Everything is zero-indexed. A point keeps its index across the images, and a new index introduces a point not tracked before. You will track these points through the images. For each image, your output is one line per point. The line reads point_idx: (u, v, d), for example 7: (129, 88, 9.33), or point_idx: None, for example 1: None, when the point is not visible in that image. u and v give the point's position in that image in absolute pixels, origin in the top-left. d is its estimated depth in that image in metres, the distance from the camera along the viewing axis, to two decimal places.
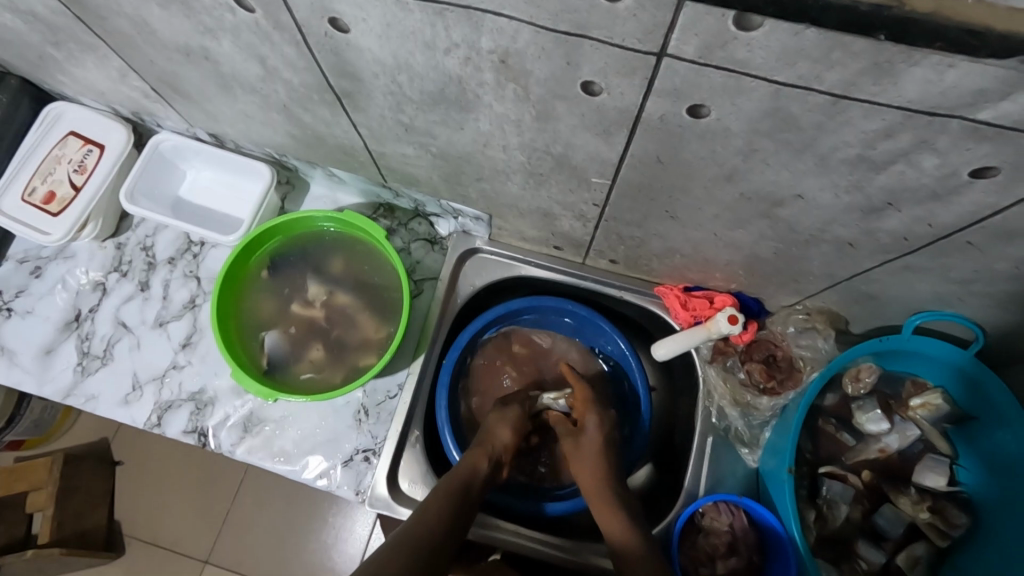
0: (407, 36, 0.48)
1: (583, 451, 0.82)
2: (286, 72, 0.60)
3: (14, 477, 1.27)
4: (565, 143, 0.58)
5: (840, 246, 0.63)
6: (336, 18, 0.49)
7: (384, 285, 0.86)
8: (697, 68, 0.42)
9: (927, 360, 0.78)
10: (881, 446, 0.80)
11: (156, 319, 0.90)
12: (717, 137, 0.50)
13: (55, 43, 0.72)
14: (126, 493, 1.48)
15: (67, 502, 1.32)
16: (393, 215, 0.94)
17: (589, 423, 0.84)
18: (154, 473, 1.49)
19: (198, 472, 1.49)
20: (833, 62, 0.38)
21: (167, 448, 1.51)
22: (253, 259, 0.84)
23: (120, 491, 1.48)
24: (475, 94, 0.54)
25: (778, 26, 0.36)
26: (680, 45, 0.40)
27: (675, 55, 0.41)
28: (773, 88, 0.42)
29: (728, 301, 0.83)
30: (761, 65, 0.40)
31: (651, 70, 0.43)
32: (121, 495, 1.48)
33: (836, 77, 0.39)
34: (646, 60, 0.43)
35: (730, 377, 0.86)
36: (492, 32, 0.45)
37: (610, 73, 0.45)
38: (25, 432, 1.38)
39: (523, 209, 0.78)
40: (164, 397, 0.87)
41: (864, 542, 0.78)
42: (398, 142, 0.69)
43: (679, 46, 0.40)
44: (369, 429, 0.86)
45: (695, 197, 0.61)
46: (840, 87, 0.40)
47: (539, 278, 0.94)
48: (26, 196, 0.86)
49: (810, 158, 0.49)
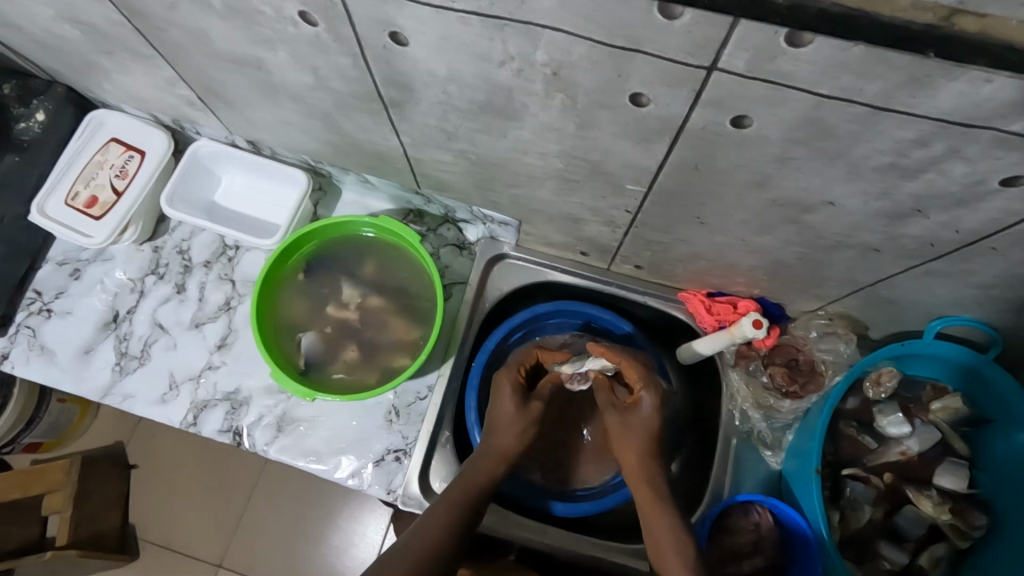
0: (464, 48, 0.51)
1: (631, 433, 0.79)
2: (336, 82, 0.63)
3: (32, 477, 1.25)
4: (604, 151, 0.60)
5: (867, 251, 0.66)
6: (396, 32, 0.51)
7: (416, 289, 0.89)
8: (744, 81, 0.45)
9: (947, 365, 0.80)
10: (901, 449, 0.82)
11: (191, 321, 0.93)
12: (755, 145, 0.52)
13: (108, 53, 0.75)
14: (140, 495, 1.50)
15: (82, 505, 1.31)
16: (423, 220, 0.96)
17: (643, 403, 0.80)
18: (167, 477, 1.51)
19: (212, 476, 1.51)
20: (875, 76, 0.40)
21: (181, 453, 1.52)
22: (290, 263, 0.87)
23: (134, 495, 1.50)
24: (521, 104, 0.56)
25: (826, 42, 0.39)
26: (731, 58, 0.43)
27: (724, 68, 0.44)
28: (816, 100, 0.44)
29: (751, 306, 0.86)
30: (806, 78, 0.43)
31: (699, 82, 0.46)
32: (137, 497, 1.50)
33: (876, 89, 0.42)
34: (696, 73, 0.45)
35: (753, 380, 0.88)
36: (547, 45, 0.47)
37: (658, 84, 0.48)
38: (42, 435, 1.39)
39: (553, 215, 0.81)
40: (199, 396, 0.89)
41: (885, 542, 0.80)
42: (438, 149, 0.72)
43: (730, 60, 0.43)
44: (399, 429, 0.88)
45: (726, 203, 0.64)
46: (880, 99, 0.42)
47: (564, 283, 0.96)
48: (69, 200, 0.89)
49: (845, 167, 0.51)
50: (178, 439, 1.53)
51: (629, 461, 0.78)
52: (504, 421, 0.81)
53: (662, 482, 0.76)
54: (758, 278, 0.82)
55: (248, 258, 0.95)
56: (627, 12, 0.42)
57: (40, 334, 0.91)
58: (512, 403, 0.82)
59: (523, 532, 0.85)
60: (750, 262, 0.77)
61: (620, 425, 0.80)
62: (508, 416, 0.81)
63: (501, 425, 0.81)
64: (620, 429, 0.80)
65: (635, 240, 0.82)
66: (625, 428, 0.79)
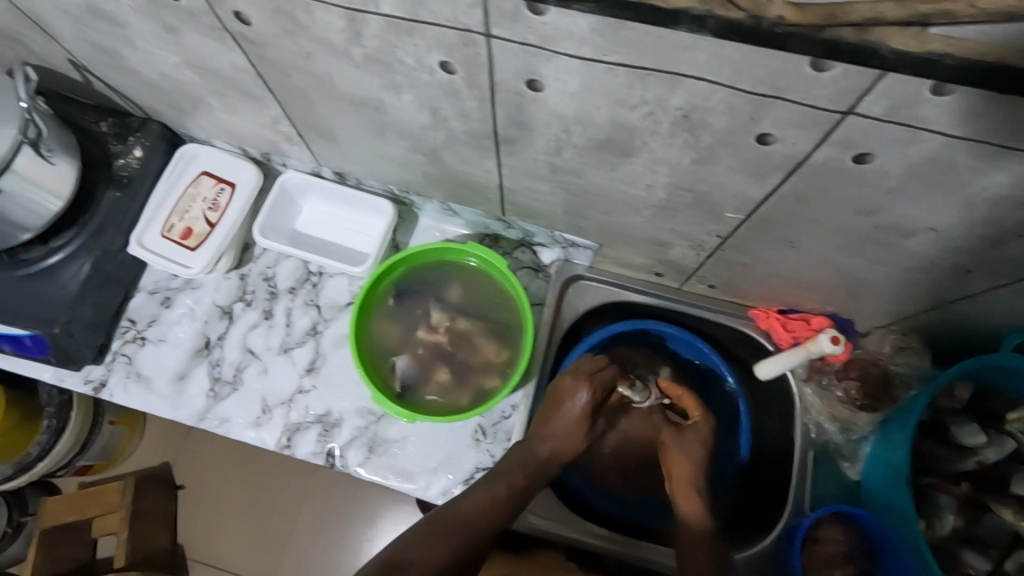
0: (601, 94, 0.54)
1: (682, 450, 0.83)
2: (455, 120, 0.67)
3: (85, 502, 1.28)
4: (713, 183, 0.64)
5: (957, 272, 0.69)
6: (536, 80, 0.55)
7: (501, 311, 0.92)
8: (877, 123, 0.48)
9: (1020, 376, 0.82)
10: (978, 459, 0.83)
11: (281, 345, 0.96)
12: (871, 179, 0.56)
13: (220, 94, 0.79)
14: (190, 514, 1.49)
15: (137, 526, 1.32)
16: (499, 244, 1.00)
17: (698, 425, 0.86)
18: (214, 496, 1.50)
19: (259, 494, 1.50)
20: (1011, 120, 0.44)
21: (227, 471, 1.51)
22: (382, 288, 0.91)
23: (181, 514, 1.49)
24: (642, 141, 0.60)
25: (969, 92, 0.43)
26: (869, 104, 0.47)
27: (861, 112, 0.48)
28: (946, 140, 0.48)
29: (826, 323, 0.88)
30: (940, 121, 0.46)
31: (831, 125, 0.50)
32: (183, 518, 1.49)
33: (1008, 132, 0.45)
34: (831, 117, 0.49)
35: (828, 395, 0.91)
36: (686, 92, 0.51)
37: (789, 126, 0.52)
38: (94, 457, 1.39)
39: (638, 240, 0.85)
40: (292, 419, 0.92)
41: (969, 550, 0.83)
42: (538, 180, 0.76)
43: (868, 105, 0.47)
44: (487, 448, 0.91)
45: (824, 229, 0.67)
46: (1010, 140, 0.46)
47: (638, 303, 0.99)
48: (164, 232, 0.92)
49: (956, 198, 0.55)
50: (225, 457, 1.52)
51: (677, 470, 0.81)
52: (569, 416, 0.81)
53: (705, 494, 0.79)
54: (835, 296, 0.85)
55: (331, 283, 0.99)
56: (779, 66, 0.45)
57: (135, 362, 0.94)
58: (585, 401, 0.81)
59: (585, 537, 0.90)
60: (831, 282, 0.81)
61: (672, 443, 0.84)
62: (576, 415, 0.81)
63: (560, 421, 0.81)
64: (675, 444, 0.84)
65: (716, 261, 0.85)
66: (677, 443, 0.84)
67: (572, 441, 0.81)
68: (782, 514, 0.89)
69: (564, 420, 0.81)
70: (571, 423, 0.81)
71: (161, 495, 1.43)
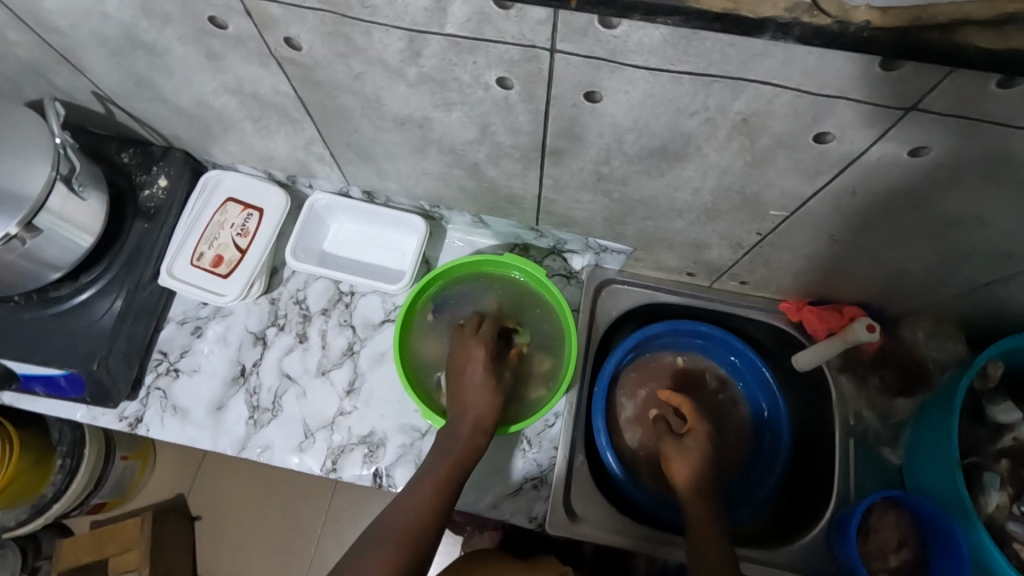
0: (663, 103, 0.55)
1: (684, 454, 0.85)
2: (503, 134, 0.67)
3: (106, 539, 1.24)
4: (762, 184, 0.65)
5: (996, 257, 0.71)
6: (596, 92, 0.56)
7: (538, 319, 0.92)
8: (939, 118, 0.50)
9: None
10: (1015, 434, 0.87)
11: (318, 368, 0.95)
12: (924, 172, 0.57)
13: (255, 119, 0.78)
14: (207, 547, 1.41)
15: (157, 561, 1.26)
16: (529, 253, 1.01)
17: (696, 431, 0.88)
18: (233, 522, 1.43)
19: (278, 516, 1.44)
20: None
21: (244, 493, 1.45)
22: (419, 305, 0.91)
23: (200, 545, 1.42)
24: (696, 147, 0.61)
25: None
26: (934, 101, 0.48)
27: (924, 108, 0.49)
28: (1005, 131, 0.50)
29: (859, 313, 0.90)
30: (1002, 113, 0.48)
31: (892, 121, 0.51)
32: (201, 550, 1.41)
33: None
34: (894, 114, 0.50)
35: (864, 384, 0.94)
36: (749, 97, 0.52)
37: (851, 124, 0.53)
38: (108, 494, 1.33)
39: (675, 243, 0.85)
40: (336, 442, 0.91)
41: (1017, 523, 0.83)
42: (580, 190, 0.76)
43: (932, 102, 0.48)
44: (533, 457, 0.91)
45: (868, 221, 0.68)
46: None
47: (671, 304, 1.00)
48: (195, 261, 0.91)
49: (1009, 187, 0.57)
50: (241, 480, 1.46)
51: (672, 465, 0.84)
52: (472, 387, 0.81)
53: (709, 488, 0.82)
54: (869, 286, 0.87)
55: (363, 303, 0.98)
56: (849, 67, 0.46)
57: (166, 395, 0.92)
58: (481, 373, 0.82)
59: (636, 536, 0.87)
60: (867, 273, 0.82)
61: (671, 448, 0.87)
62: (478, 382, 0.81)
63: (470, 390, 0.81)
64: (676, 453, 0.85)
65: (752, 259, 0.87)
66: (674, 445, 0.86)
67: (481, 406, 0.79)
68: (827, 502, 0.90)
69: (475, 386, 0.81)
70: (482, 387, 0.81)
71: (175, 528, 1.36)
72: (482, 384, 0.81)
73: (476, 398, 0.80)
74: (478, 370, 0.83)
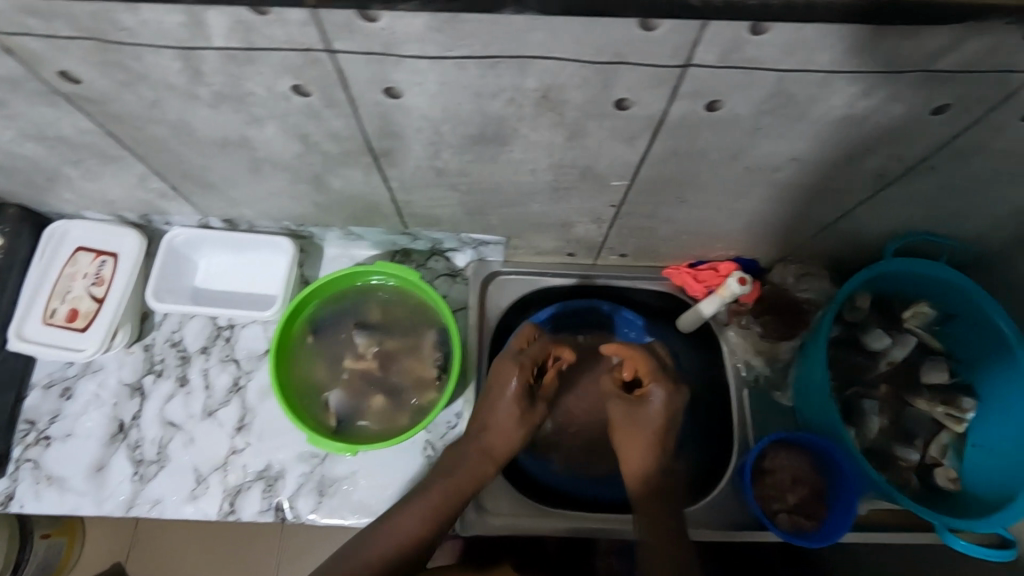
0: (460, 90, 0.55)
1: (640, 426, 0.83)
2: (327, 143, 0.65)
3: None
4: (592, 155, 0.66)
5: (828, 194, 0.74)
6: (392, 87, 0.55)
7: (422, 323, 0.91)
8: (715, 71, 0.51)
9: (911, 276, 0.88)
10: (889, 359, 0.90)
11: (203, 410, 0.90)
12: (728, 124, 0.59)
13: (75, 162, 0.73)
14: None
15: None
16: (411, 258, 0.98)
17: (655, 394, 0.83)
18: None
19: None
20: (825, 45, 0.48)
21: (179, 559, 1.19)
22: (297, 328, 0.88)
23: None
24: (513, 128, 0.61)
25: (782, 27, 0.46)
26: (703, 54, 0.49)
27: (698, 63, 0.50)
28: (778, 75, 0.52)
29: (733, 267, 0.93)
30: (768, 58, 0.50)
31: (675, 80, 0.52)
32: None
33: (827, 57, 0.49)
34: (673, 72, 0.51)
35: (750, 334, 0.94)
36: (538, 73, 0.52)
37: (636, 85, 0.53)
38: None
39: (541, 225, 0.85)
40: (231, 483, 0.87)
41: (898, 445, 0.88)
42: (428, 187, 0.75)
43: (702, 56, 0.50)
44: (440, 463, 0.88)
45: (703, 178, 0.70)
46: (830, 64, 0.50)
47: (557, 287, 0.99)
48: (47, 319, 0.86)
49: (807, 125, 0.59)
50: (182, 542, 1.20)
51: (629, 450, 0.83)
52: (502, 421, 0.83)
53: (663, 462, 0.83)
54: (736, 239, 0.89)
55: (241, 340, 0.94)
56: (612, 32, 0.47)
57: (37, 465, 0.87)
58: (513, 388, 0.83)
59: (559, 522, 0.86)
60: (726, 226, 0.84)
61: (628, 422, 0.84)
62: (505, 417, 0.83)
63: (493, 403, 0.83)
64: (631, 423, 0.83)
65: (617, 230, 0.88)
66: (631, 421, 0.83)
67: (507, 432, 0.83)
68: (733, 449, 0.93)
69: (497, 428, 0.83)
70: (515, 411, 0.83)
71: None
72: (513, 416, 0.83)
73: (493, 433, 0.82)
74: (509, 400, 0.83)
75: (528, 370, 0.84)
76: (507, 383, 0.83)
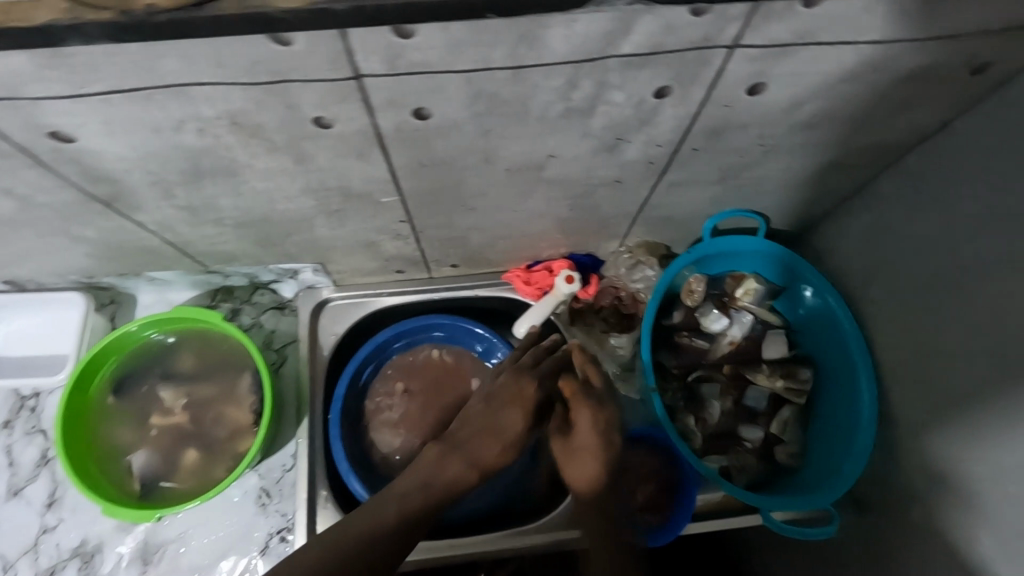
0: (133, 120, 0.58)
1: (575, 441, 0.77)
2: (38, 194, 0.70)
3: None
4: (337, 174, 0.69)
5: (611, 184, 0.78)
6: (57, 131, 0.59)
7: (240, 358, 0.96)
8: (395, 78, 0.55)
9: (753, 255, 0.98)
10: (730, 339, 1.00)
11: (9, 489, 0.93)
12: (449, 129, 0.63)
13: None
14: None
15: None
16: (233, 295, 1.00)
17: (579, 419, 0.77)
18: None
19: None
20: (490, 41, 0.52)
21: None
22: (91, 390, 0.92)
23: None
24: (230, 157, 0.64)
25: (425, 30, 0.50)
26: (367, 63, 0.53)
27: (367, 73, 0.54)
28: (464, 76, 0.56)
29: (564, 266, 0.97)
30: (438, 61, 0.53)
31: (357, 92, 0.56)
32: None
33: (500, 53, 0.53)
34: (349, 84, 0.55)
35: (592, 329, 1.01)
36: (206, 99, 0.56)
37: (336, 88, 0.55)
38: None
39: (344, 245, 0.87)
40: (42, 565, 0.90)
41: (743, 424, 0.97)
42: (196, 226, 0.79)
43: (368, 65, 0.53)
44: (276, 509, 0.91)
45: (475, 184, 0.74)
46: (508, 59, 0.54)
47: (394, 305, 1.02)
48: None
49: (532, 120, 0.63)
50: None
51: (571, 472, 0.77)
52: (398, 492, 0.74)
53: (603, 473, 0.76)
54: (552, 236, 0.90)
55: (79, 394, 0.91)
56: (252, 50, 0.50)
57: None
58: (461, 469, 0.77)
59: None
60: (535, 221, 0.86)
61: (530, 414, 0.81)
62: (429, 486, 0.75)
63: (396, 495, 0.74)
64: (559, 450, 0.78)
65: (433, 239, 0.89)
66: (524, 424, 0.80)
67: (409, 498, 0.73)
68: None
69: (433, 491, 0.74)
70: (452, 472, 0.76)
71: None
72: (456, 479, 0.76)
73: (433, 496, 0.74)
74: (433, 465, 0.77)
75: (457, 461, 0.77)
76: (456, 462, 0.77)
